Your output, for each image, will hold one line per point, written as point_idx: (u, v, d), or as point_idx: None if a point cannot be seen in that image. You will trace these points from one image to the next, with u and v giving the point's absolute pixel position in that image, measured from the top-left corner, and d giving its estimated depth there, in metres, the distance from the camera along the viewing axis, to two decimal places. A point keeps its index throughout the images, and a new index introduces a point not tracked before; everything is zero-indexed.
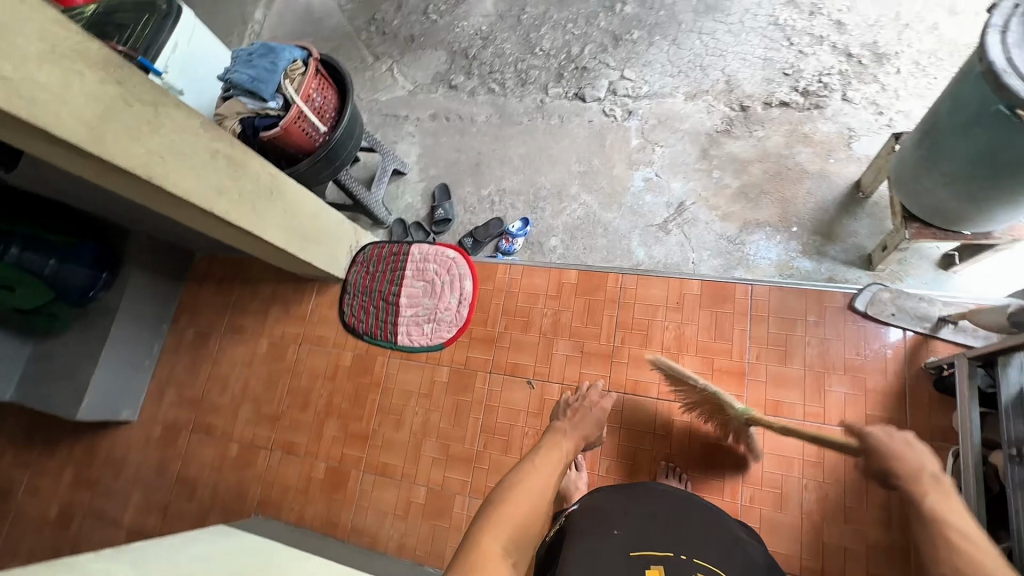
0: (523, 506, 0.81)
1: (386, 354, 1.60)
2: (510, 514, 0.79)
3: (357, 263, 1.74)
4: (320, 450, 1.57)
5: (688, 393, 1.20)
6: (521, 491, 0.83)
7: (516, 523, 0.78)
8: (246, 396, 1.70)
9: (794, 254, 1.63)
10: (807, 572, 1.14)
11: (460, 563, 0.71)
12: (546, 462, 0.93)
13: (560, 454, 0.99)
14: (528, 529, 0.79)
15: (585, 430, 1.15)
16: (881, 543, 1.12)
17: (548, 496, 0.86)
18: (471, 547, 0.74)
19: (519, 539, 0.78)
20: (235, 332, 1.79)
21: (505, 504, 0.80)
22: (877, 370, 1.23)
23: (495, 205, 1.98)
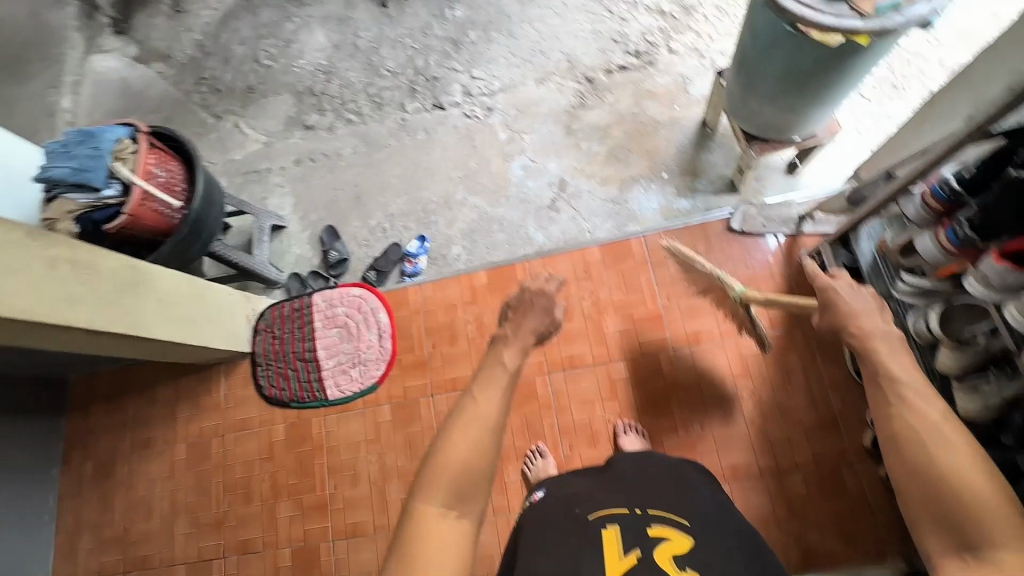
0: (462, 455, 0.73)
1: (320, 414, 1.51)
2: (447, 468, 0.72)
3: (259, 331, 1.63)
4: (280, 537, 1.44)
5: (699, 279, 1.24)
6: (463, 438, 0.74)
7: (455, 477, 0.71)
8: (178, 511, 1.53)
9: (671, 197, 1.77)
10: (766, 471, 1.24)
11: (401, 544, 0.67)
12: (490, 384, 0.81)
13: (504, 369, 0.85)
14: (471, 477, 0.72)
15: (534, 326, 0.99)
16: (814, 422, 1.25)
17: (493, 429, 0.76)
18: (410, 519, 0.70)
19: (463, 489, 0.72)
20: (144, 448, 1.60)
21: (440, 461, 0.72)
22: (767, 276, 1.37)
23: (388, 231, 1.94)
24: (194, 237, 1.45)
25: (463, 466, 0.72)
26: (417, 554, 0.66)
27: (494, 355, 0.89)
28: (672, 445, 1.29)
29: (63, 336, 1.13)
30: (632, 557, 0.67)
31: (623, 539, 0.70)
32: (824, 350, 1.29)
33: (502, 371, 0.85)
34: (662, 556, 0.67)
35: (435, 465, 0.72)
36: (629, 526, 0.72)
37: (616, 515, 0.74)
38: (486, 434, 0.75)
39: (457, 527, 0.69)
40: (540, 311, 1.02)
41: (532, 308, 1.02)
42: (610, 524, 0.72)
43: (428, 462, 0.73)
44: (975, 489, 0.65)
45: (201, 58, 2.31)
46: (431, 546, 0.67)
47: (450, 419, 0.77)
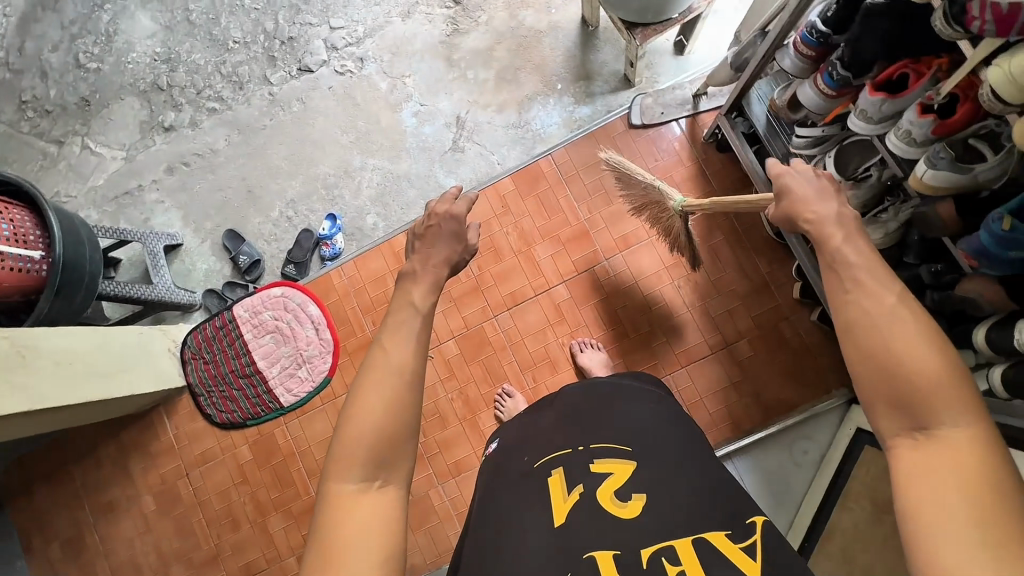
0: (373, 417, 0.62)
1: (281, 423, 1.46)
2: (357, 436, 0.62)
3: (188, 361, 1.51)
4: (280, 551, 1.43)
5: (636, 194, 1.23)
6: (371, 396, 0.63)
7: (368, 445, 0.61)
8: (168, 559, 1.47)
9: (571, 107, 1.71)
10: (716, 346, 1.31)
11: (315, 530, 0.59)
12: (400, 329, 0.69)
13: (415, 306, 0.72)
14: (389, 438, 0.62)
15: (444, 254, 0.84)
16: (748, 290, 1.31)
17: (408, 380, 0.65)
18: (324, 500, 0.61)
19: (384, 456, 0.62)
20: (109, 511, 1.51)
21: (349, 428, 0.62)
22: (677, 164, 1.37)
23: (293, 219, 1.81)
24: (73, 286, 1.29)
25: (375, 430, 0.62)
26: (334, 537, 0.57)
27: (403, 292, 0.75)
28: (627, 349, 1.34)
29: None
30: (575, 495, 0.66)
31: (570, 481, 0.68)
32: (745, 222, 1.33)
33: (412, 312, 0.72)
34: (606, 496, 0.65)
35: (344, 433, 0.62)
36: (575, 466, 0.69)
37: (562, 458, 0.71)
38: (400, 388, 0.64)
39: (382, 497, 0.61)
40: (451, 235, 0.85)
41: (440, 236, 0.85)
42: (556, 468, 0.70)
43: (338, 432, 0.63)
44: (938, 378, 0.56)
45: (13, 79, 1.97)
46: (349, 525, 0.58)
47: (357, 376, 0.65)
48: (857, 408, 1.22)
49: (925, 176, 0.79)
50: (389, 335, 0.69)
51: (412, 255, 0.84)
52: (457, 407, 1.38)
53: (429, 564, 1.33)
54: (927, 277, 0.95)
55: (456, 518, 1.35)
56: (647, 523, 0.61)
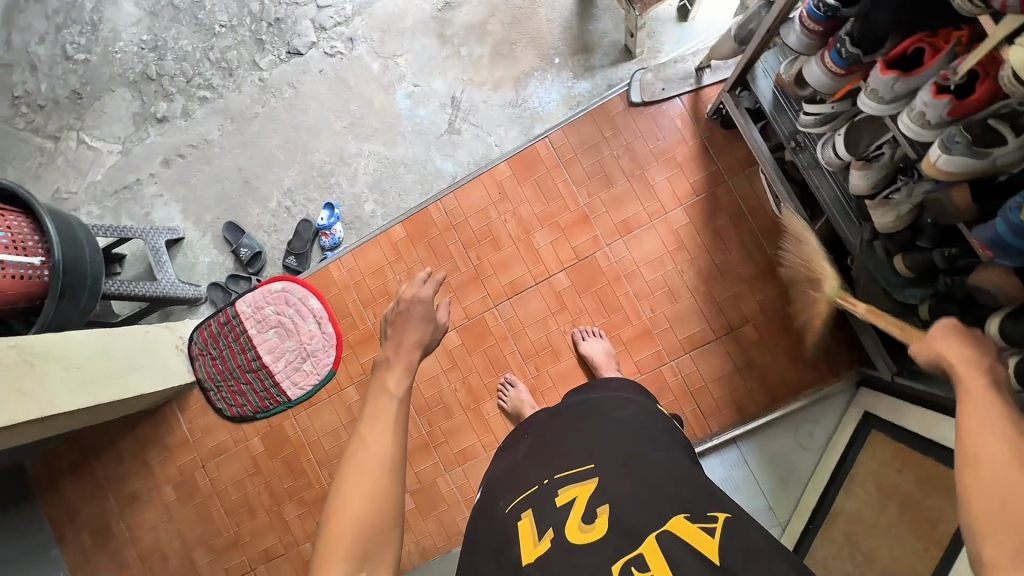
0: (358, 508, 0.67)
1: (289, 415, 1.48)
2: (343, 528, 0.66)
3: (196, 356, 1.54)
4: (297, 537, 1.48)
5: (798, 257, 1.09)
6: (355, 490, 0.68)
7: (353, 537, 0.65)
8: (192, 545, 1.54)
9: (569, 83, 1.64)
10: (721, 332, 1.28)
11: None
12: (377, 419, 0.75)
13: (391, 394, 0.80)
14: (373, 529, 0.67)
15: (416, 334, 0.92)
16: (754, 273, 1.27)
17: (388, 470, 0.71)
18: None
19: (368, 547, 0.66)
20: (132, 501, 1.57)
21: (335, 520, 0.67)
22: (679, 143, 1.31)
23: (291, 209, 1.79)
24: (76, 289, 1.31)
25: (360, 521, 0.66)
26: None
27: (378, 380, 0.83)
28: (630, 336, 1.32)
29: None
30: (545, 541, 0.64)
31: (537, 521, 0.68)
32: (751, 201, 1.27)
33: (389, 399, 0.79)
34: (573, 526, 0.64)
35: (331, 528, 0.66)
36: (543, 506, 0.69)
37: (532, 495, 0.71)
38: (381, 477, 0.70)
39: None
40: (421, 317, 0.94)
41: (410, 319, 0.93)
42: (525, 512, 0.70)
43: (322, 527, 0.67)
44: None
45: (4, 74, 1.94)
46: None
47: (340, 471, 0.71)
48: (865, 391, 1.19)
49: (939, 162, 0.74)
50: (368, 429, 0.75)
51: (385, 342, 0.92)
52: (460, 397, 1.39)
53: (438, 548, 1.37)
54: (941, 262, 0.90)
55: (464, 505, 1.38)
56: (634, 534, 0.61)
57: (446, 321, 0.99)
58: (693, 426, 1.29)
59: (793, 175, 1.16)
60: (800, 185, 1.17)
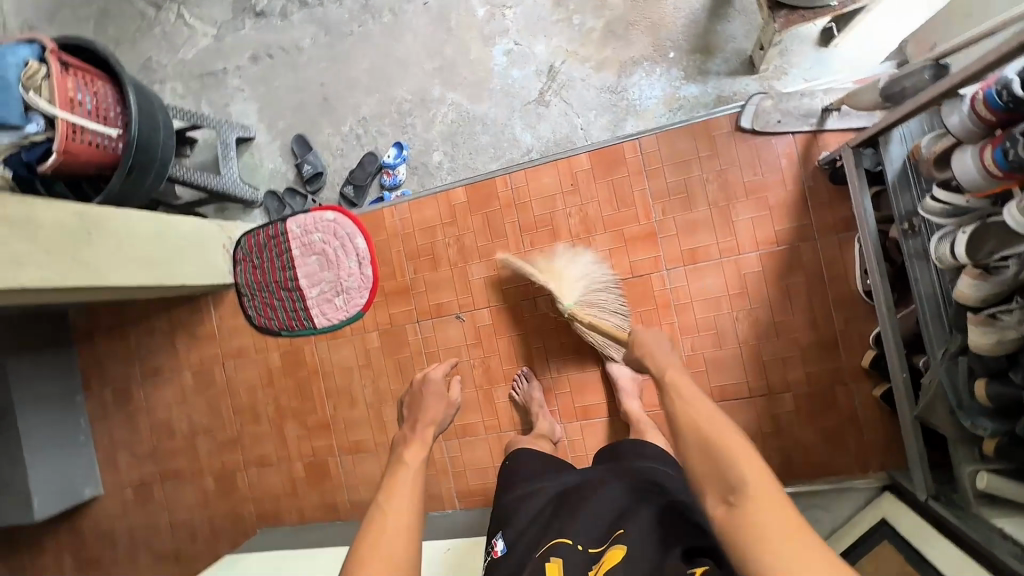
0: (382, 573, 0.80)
1: (311, 341, 1.52)
2: None
3: (239, 260, 1.57)
4: (292, 454, 1.55)
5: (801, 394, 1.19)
6: (388, 548, 0.83)
7: None
8: (197, 430, 1.63)
9: (677, 83, 1.52)
10: (756, 391, 1.21)
11: None
12: (396, 493, 0.91)
13: (408, 465, 0.97)
14: None
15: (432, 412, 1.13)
16: (812, 344, 1.19)
17: (410, 541, 0.85)
18: None
19: None
20: (154, 375, 1.67)
21: None
22: (778, 184, 1.20)
23: (362, 138, 1.76)
24: (144, 168, 1.33)
25: None
26: None
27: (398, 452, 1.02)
28: None
29: (24, 293, 1.11)
30: None
31: (565, 572, 0.73)
32: (835, 269, 1.17)
33: (405, 468, 0.97)
34: None
35: None
36: (572, 558, 0.75)
37: (560, 545, 0.76)
38: (403, 547, 0.84)
39: None
40: (436, 397, 1.17)
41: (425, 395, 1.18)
42: (555, 555, 0.75)
43: None
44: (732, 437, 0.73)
45: None
46: None
47: (364, 537, 0.85)
48: (889, 497, 1.10)
49: None
50: (393, 489, 0.92)
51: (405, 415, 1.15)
52: (476, 375, 1.38)
53: None
54: None
55: (451, 475, 1.41)
56: None
57: (458, 400, 1.18)
58: None
59: (893, 255, 1.05)
60: (897, 268, 1.06)
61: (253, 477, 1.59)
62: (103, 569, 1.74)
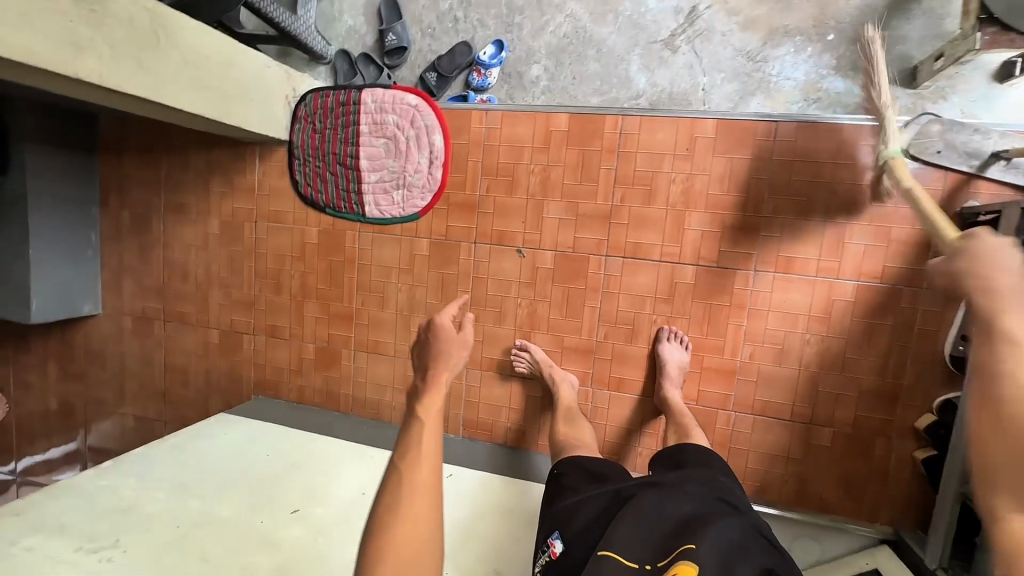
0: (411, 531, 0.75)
1: (355, 228, 1.42)
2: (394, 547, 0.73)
3: (299, 118, 1.43)
4: (306, 333, 1.50)
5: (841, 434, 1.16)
6: (416, 505, 0.77)
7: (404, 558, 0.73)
8: (212, 281, 1.56)
9: (824, 71, 1.35)
10: (798, 417, 1.18)
11: None
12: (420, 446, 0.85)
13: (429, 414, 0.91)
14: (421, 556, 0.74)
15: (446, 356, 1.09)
16: (873, 390, 1.14)
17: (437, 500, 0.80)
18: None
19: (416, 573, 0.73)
20: (179, 212, 1.56)
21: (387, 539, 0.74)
22: (907, 220, 1.09)
23: (460, 23, 1.56)
24: None
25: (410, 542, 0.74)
26: None
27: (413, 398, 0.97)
28: (712, 367, 1.22)
29: (70, 83, 0.98)
30: None
31: None
32: (928, 324, 1.10)
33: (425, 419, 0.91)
34: None
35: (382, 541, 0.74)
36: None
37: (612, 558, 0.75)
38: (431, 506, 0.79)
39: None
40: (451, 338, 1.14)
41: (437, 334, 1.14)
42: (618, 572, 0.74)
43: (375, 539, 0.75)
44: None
45: None
46: None
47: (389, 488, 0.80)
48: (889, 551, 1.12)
49: None
50: (414, 448, 0.85)
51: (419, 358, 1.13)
52: (520, 315, 1.32)
53: None
54: None
55: (464, 402, 1.38)
56: None
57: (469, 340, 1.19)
58: None
59: None
60: None
61: (260, 344, 1.54)
62: (88, 385, 1.72)
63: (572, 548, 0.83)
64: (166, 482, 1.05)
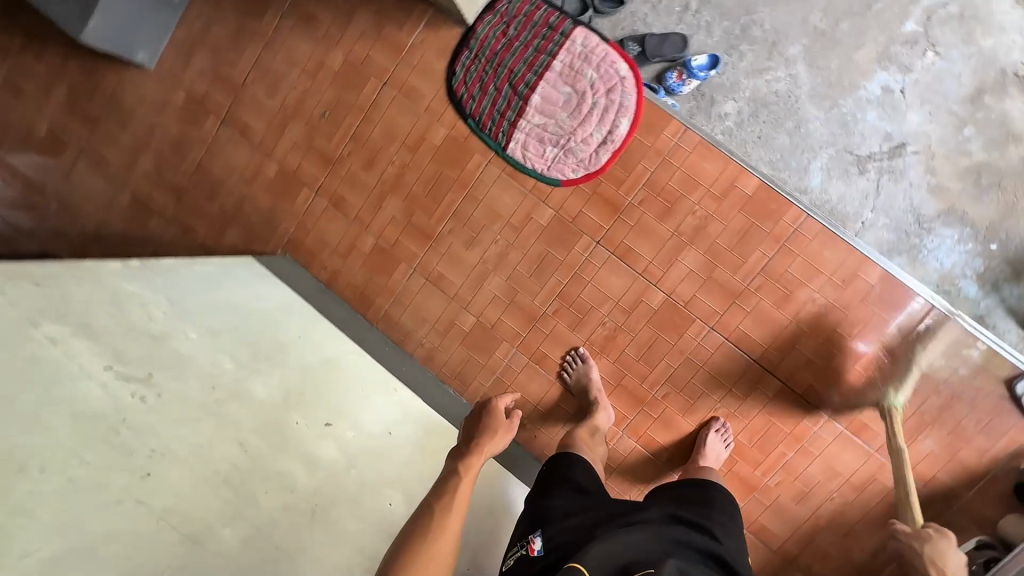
0: None
1: (486, 155, 1.27)
2: None
3: (494, 11, 1.24)
4: (373, 224, 1.35)
5: None
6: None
7: None
8: (300, 115, 1.35)
9: (967, 272, 1.38)
10: (782, 553, 1.24)
11: None
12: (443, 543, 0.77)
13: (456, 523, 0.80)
14: None
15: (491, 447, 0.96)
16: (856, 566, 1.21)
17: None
18: None
19: None
20: (304, 22, 1.33)
21: None
22: (977, 448, 1.15)
23: (688, 14, 1.42)
24: None
25: None
26: None
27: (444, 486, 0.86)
28: (739, 474, 1.24)
29: None
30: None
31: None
32: None
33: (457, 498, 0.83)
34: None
35: None
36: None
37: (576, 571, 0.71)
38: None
39: None
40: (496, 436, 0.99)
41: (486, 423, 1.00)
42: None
43: None
44: None
45: None
46: None
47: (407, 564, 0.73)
48: None
49: None
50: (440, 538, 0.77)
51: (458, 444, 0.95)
52: (596, 331, 1.27)
53: (443, 372, 1.34)
54: None
55: (495, 379, 1.32)
56: None
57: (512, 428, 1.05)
58: None
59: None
60: None
61: (317, 207, 1.37)
62: (94, 134, 1.46)
63: (552, 551, 0.78)
64: (200, 320, 0.91)
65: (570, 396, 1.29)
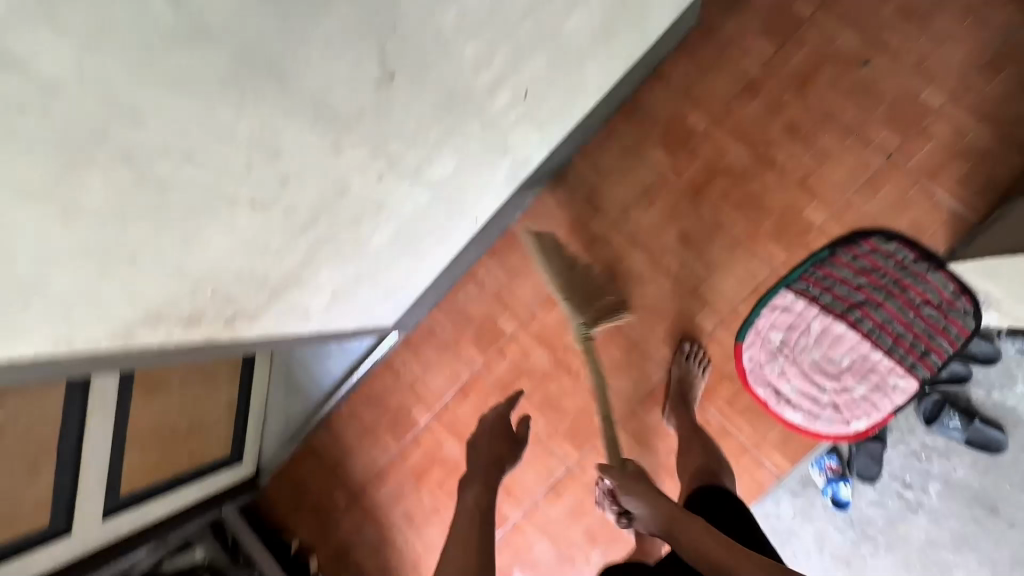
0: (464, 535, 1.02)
1: (781, 266, 1.16)
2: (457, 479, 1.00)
3: (957, 292, 1.08)
4: (718, 129, 1.21)
5: (337, 490, 1.45)
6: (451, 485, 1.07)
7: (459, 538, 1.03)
8: (865, 49, 1.14)
9: None
10: (367, 481, 1.42)
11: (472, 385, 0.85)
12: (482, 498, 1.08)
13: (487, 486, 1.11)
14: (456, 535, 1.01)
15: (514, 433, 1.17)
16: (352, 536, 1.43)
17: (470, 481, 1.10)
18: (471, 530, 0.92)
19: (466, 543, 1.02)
20: (987, 58, 1.09)
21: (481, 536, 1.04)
22: None
23: (900, 487, 1.34)
24: None
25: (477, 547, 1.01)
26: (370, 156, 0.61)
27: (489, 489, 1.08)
28: (433, 463, 1.37)
29: None
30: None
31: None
32: None
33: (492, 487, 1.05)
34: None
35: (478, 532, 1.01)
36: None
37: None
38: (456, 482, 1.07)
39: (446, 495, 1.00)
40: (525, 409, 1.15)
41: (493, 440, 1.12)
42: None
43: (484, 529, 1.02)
44: None
45: None
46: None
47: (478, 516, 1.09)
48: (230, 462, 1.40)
49: None
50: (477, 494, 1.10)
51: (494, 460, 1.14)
52: (574, 357, 1.27)
53: (546, 197, 1.29)
54: None
55: (535, 251, 1.30)
56: None
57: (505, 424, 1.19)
58: (365, 393, 1.43)
59: None
60: None
61: (747, 62, 1.19)
62: None
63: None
64: None
65: (510, 415, 1.28)
